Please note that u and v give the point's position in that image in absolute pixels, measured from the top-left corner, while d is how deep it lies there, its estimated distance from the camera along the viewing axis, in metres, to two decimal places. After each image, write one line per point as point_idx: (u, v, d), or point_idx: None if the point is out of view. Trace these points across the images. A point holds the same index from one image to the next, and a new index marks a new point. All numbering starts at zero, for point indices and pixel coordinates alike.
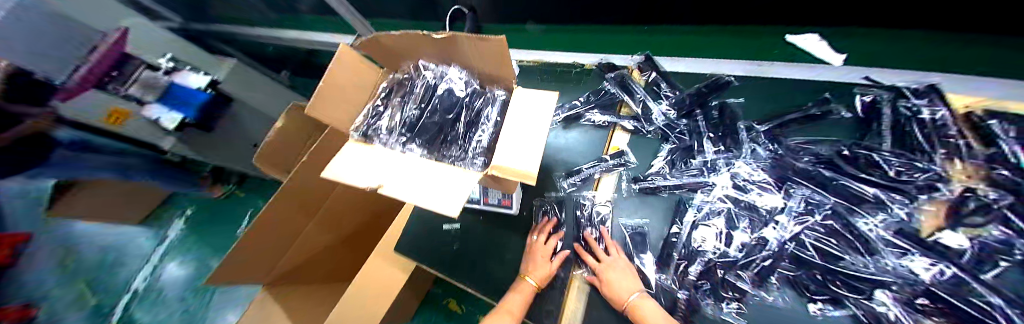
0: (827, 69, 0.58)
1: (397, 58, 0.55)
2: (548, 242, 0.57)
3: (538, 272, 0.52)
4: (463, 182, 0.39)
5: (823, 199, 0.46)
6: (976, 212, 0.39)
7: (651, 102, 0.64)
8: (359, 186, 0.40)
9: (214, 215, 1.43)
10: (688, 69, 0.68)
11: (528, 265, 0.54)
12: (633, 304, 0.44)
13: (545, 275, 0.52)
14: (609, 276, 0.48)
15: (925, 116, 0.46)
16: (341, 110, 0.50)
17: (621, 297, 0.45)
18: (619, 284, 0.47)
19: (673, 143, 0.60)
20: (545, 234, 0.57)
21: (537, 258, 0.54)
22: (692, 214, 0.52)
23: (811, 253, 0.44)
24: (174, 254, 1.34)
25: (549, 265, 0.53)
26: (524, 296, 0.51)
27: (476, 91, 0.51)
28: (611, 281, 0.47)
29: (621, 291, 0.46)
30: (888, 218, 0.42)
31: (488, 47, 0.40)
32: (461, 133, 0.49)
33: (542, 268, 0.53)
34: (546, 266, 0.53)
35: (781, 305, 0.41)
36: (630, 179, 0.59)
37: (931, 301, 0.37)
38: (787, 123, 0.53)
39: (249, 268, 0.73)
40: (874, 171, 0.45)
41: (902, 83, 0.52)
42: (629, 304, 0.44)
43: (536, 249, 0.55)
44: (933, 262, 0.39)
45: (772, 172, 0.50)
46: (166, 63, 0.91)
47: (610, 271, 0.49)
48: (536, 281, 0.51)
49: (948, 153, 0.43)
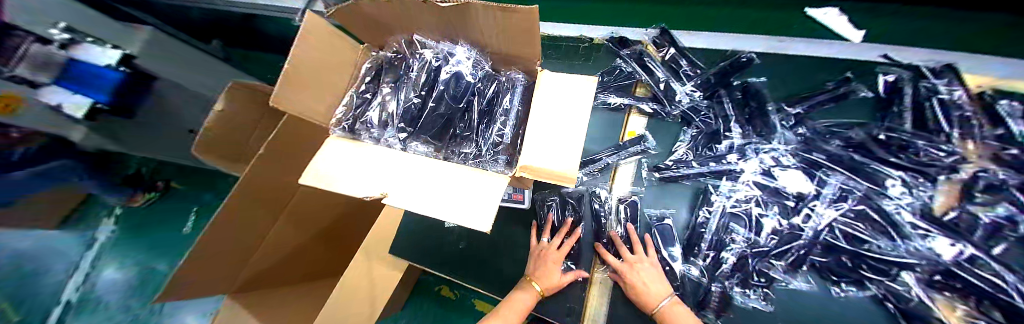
0: (846, 46, 0.57)
1: (382, 31, 0.43)
2: (561, 245, 0.53)
3: (547, 279, 0.48)
4: (487, 189, 0.31)
5: (856, 185, 0.46)
6: (985, 191, 0.42)
7: (674, 82, 0.59)
8: (358, 195, 0.31)
9: (139, 211, 1.10)
10: (706, 45, 0.64)
11: (536, 268, 0.51)
12: (664, 308, 0.42)
13: (554, 282, 0.49)
14: (635, 280, 0.45)
15: (945, 95, 0.47)
16: (317, 99, 0.39)
17: (650, 299, 0.43)
18: (650, 288, 0.44)
19: (697, 127, 0.56)
20: (557, 237, 0.53)
21: (548, 262, 0.50)
22: (720, 202, 0.50)
23: (839, 237, 0.45)
24: (110, 257, 1.03)
25: (560, 275, 0.50)
26: (524, 305, 0.48)
27: (488, 74, 0.42)
28: (644, 284, 0.45)
29: (651, 293, 0.43)
30: (914, 201, 0.43)
31: (514, 23, 0.30)
32: (476, 125, 0.42)
33: (551, 273, 0.49)
34: (557, 275, 0.49)
35: (807, 289, 0.43)
36: (651, 167, 0.55)
37: (947, 278, 0.39)
38: (813, 106, 0.52)
39: (201, 291, 0.55)
40: (902, 155, 0.46)
41: (921, 62, 0.52)
42: (659, 309, 0.42)
43: (549, 253, 0.51)
44: (953, 242, 0.40)
45: (801, 156, 0.49)
46: (59, 34, 0.74)
47: (642, 270, 0.46)
48: (542, 288, 0.48)
49: (962, 134, 0.44)
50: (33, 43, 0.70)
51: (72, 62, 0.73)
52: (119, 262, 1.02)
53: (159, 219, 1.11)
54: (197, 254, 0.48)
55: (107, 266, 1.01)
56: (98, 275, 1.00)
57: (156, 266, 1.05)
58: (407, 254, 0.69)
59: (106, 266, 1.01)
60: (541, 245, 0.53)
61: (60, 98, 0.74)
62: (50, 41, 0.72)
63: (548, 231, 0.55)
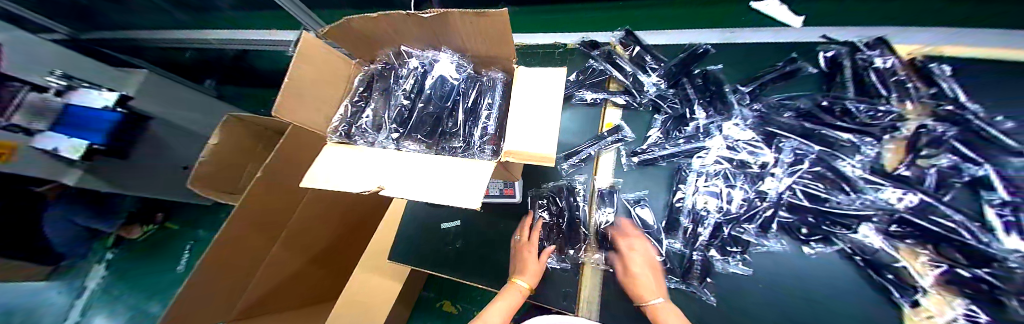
0: (792, 31, 0.65)
1: (372, 45, 0.48)
2: (533, 237, 0.56)
3: (528, 272, 0.51)
4: (472, 173, 0.34)
5: (810, 149, 0.51)
6: (929, 145, 0.46)
7: (641, 75, 0.65)
8: (353, 191, 0.33)
9: (146, 255, 1.24)
10: (671, 41, 0.71)
11: (520, 266, 0.53)
12: (655, 306, 0.44)
13: (535, 270, 0.52)
14: (635, 272, 0.49)
15: (879, 65, 0.53)
16: (315, 110, 0.43)
17: (642, 296, 0.46)
18: (644, 285, 0.47)
19: (666, 113, 0.61)
20: (533, 232, 0.57)
21: (527, 255, 0.53)
22: (692, 178, 0.54)
23: (801, 198, 0.49)
24: (99, 307, 1.16)
25: (538, 261, 0.53)
26: (510, 303, 0.49)
27: (471, 76, 0.47)
28: (637, 278, 0.48)
29: (645, 291, 0.46)
30: (864, 158, 0.48)
31: (486, 25, 0.35)
32: (462, 123, 0.45)
33: (534, 263, 0.53)
34: (535, 261, 0.53)
35: (781, 249, 0.47)
36: (629, 153, 0.60)
37: (903, 226, 0.43)
38: (766, 83, 0.57)
39: (204, 314, 0.56)
40: (846, 119, 0.51)
41: (860, 38, 0.59)
42: (650, 305, 0.44)
43: (529, 249, 0.54)
44: (904, 192, 0.44)
45: (760, 129, 0.55)
46: (56, 81, 0.84)
47: (636, 266, 0.50)
48: (527, 283, 0.50)
49: (900, 97, 0.50)
50: (31, 92, 0.80)
51: (66, 107, 0.83)
52: (107, 311, 1.14)
53: (150, 258, 1.23)
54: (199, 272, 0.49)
55: (95, 316, 1.14)
56: None
57: (149, 309, 1.13)
58: (406, 258, 0.70)
59: (95, 315, 1.14)
60: (518, 240, 0.57)
61: (54, 142, 0.83)
62: (47, 88, 0.82)
63: (523, 228, 0.59)
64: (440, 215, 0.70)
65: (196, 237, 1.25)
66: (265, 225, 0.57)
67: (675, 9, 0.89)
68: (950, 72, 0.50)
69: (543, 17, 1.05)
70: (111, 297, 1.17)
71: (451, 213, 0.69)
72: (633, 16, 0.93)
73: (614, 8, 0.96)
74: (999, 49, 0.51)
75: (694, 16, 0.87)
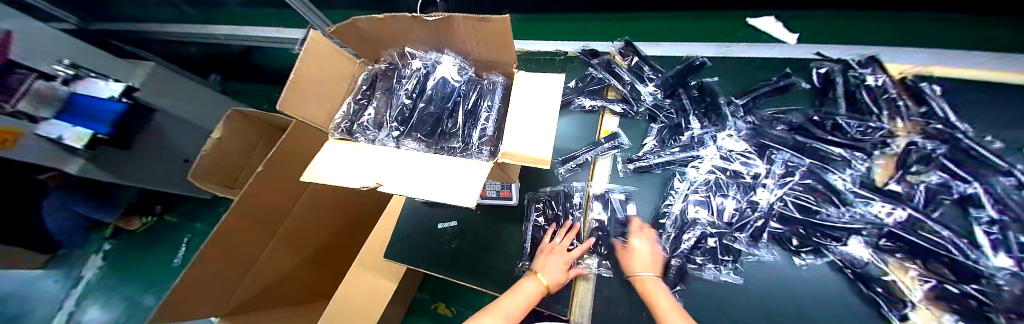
0: (787, 48, 0.67)
1: (378, 46, 0.50)
2: (564, 243, 0.54)
3: (551, 272, 0.49)
4: (470, 173, 0.35)
5: (800, 161, 0.51)
6: (918, 162, 0.47)
7: (639, 84, 0.67)
8: (354, 186, 0.34)
9: (144, 248, 1.25)
10: (673, 53, 0.73)
11: (543, 263, 0.50)
12: (641, 277, 0.47)
13: (559, 280, 0.49)
14: (634, 244, 0.51)
15: (870, 83, 0.54)
16: (320, 106, 0.44)
17: (632, 267, 0.49)
18: (638, 258, 0.50)
19: (661, 122, 0.63)
20: (568, 237, 0.55)
21: (558, 262, 0.50)
22: (685, 186, 0.55)
23: (792, 209, 0.50)
24: (94, 297, 1.15)
25: (566, 271, 0.50)
26: (529, 298, 0.46)
27: (472, 79, 0.48)
28: (633, 249, 0.51)
29: (637, 264, 0.49)
30: (854, 172, 0.49)
31: (489, 30, 0.36)
32: (462, 123, 0.46)
33: (560, 272, 0.50)
34: (562, 271, 0.50)
35: (772, 259, 0.47)
36: (625, 160, 0.61)
37: (892, 241, 0.44)
38: (760, 96, 0.59)
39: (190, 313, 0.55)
40: (836, 133, 0.52)
41: (851, 56, 0.62)
42: (639, 277, 0.47)
43: (557, 251, 0.52)
44: (893, 206, 0.45)
45: (753, 140, 0.55)
46: (64, 71, 0.87)
47: (634, 238, 0.52)
48: (549, 282, 0.48)
49: (891, 114, 0.51)
50: (37, 80, 0.82)
51: (74, 96, 0.86)
52: (102, 301, 1.14)
53: (149, 250, 1.24)
54: (187, 273, 0.48)
55: (91, 306, 1.14)
56: (82, 313, 1.13)
57: (142, 301, 1.13)
58: (400, 258, 0.70)
59: (90, 305, 1.14)
60: (549, 244, 0.54)
61: (58, 130, 0.86)
62: (54, 77, 0.84)
63: (560, 231, 0.56)
64: (435, 215, 0.71)
65: (192, 231, 1.26)
66: (264, 221, 0.57)
67: (671, 23, 0.91)
68: (939, 92, 0.50)
69: (546, 26, 1.07)
70: (108, 288, 1.17)
71: (447, 213, 0.70)
72: (633, 28, 0.95)
73: (614, 19, 0.98)
74: (982, 71, 0.52)
75: (688, 32, 0.89)
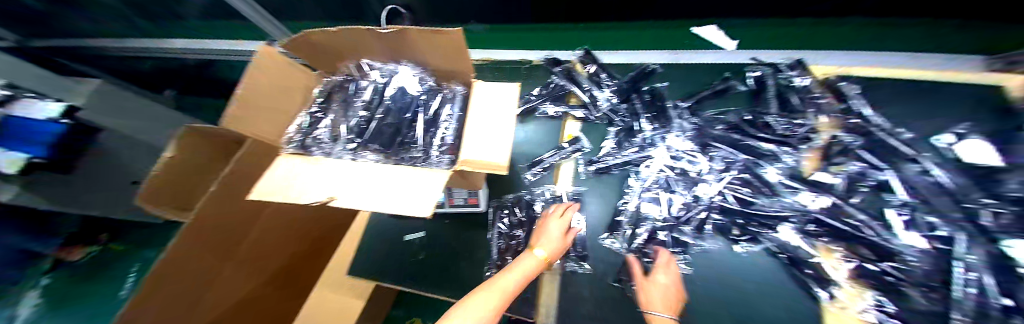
0: (728, 54, 0.73)
1: (335, 59, 0.51)
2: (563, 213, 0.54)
3: (550, 244, 0.47)
4: (428, 182, 0.36)
5: (735, 158, 0.57)
6: (841, 154, 0.52)
7: (596, 90, 0.72)
8: (307, 201, 0.34)
9: (86, 281, 1.13)
10: (624, 60, 0.78)
11: (542, 239, 0.49)
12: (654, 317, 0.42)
13: (558, 249, 0.47)
14: (659, 277, 0.47)
15: (798, 83, 0.62)
16: (270, 121, 0.43)
17: (648, 303, 0.44)
18: (655, 293, 0.45)
19: (618, 125, 0.67)
20: (562, 207, 0.55)
21: (557, 234, 0.49)
22: (638, 184, 0.59)
23: (731, 201, 0.54)
24: None
25: (564, 238, 0.50)
26: (529, 270, 0.43)
27: (431, 88, 0.50)
28: (656, 281, 0.46)
29: (655, 300, 0.44)
30: (783, 165, 0.54)
31: (440, 42, 0.38)
32: (419, 133, 0.47)
33: (557, 242, 0.48)
34: (558, 239, 0.49)
35: (714, 249, 0.50)
36: (585, 162, 0.64)
37: (818, 226, 0.48)
38: (700, 99, 0.65)
39: None
40: (767, 131, 0.58)
41: (780, 59, 0.69)
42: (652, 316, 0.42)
43: (552, 219, 0.52)
44: (817, 193, 0.50)
45: (697, 140, 0.60)
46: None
47: (659, 273, 0.48)
48: (546, 253, 0.46)
49: (818, 110, 0.57)
50: None
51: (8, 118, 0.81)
52: None
53: (92, 283, 1.13)
54: None
55: None
56: None
57: None
58: (367, 272, 0.68)
59: None
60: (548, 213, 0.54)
61: None
62: None
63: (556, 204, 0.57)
64: (406, 225, 0.71)
65: (144, 259, 1.16)
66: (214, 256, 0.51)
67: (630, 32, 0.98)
68: (857, 90, 0.58)
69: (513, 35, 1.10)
70: None
71: (417, 224, 0.70)
72: (595, 37, 1.00)
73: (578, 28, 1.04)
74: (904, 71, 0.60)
75: (644, 39, 0.96)
